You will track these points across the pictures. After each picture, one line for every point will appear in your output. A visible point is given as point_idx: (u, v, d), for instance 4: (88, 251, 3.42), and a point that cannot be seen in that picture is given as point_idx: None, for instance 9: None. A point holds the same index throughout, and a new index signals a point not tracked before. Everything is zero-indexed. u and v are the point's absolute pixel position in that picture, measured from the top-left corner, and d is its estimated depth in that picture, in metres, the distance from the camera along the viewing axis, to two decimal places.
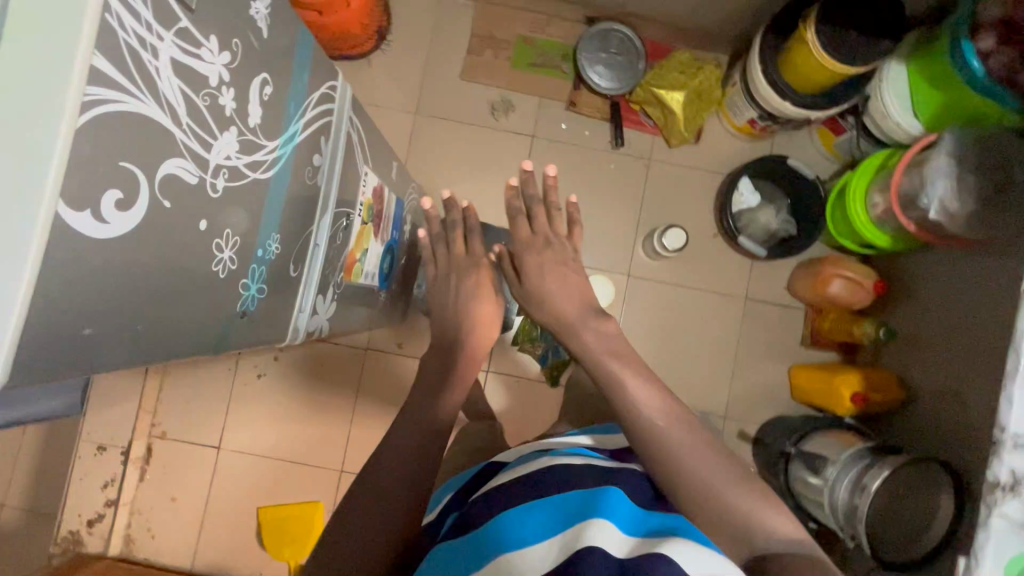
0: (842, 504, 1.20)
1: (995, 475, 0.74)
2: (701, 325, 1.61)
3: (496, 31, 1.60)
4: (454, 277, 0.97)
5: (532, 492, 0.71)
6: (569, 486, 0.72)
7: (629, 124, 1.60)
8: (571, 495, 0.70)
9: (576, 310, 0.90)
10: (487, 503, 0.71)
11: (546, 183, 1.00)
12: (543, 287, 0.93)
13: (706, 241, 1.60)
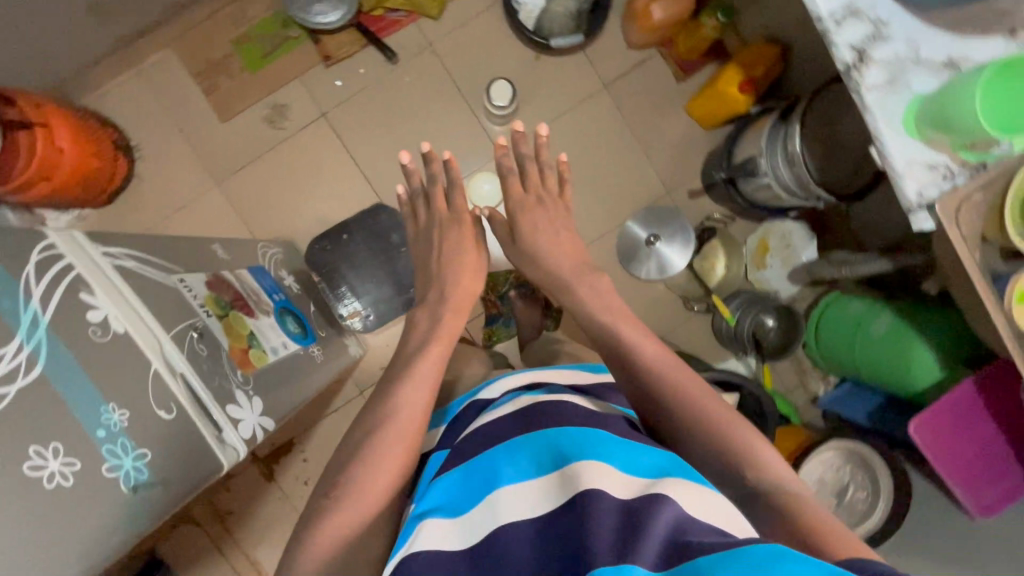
0: (789, 182, 1.21)
1: (841, 58, 0.73)
2: (591, 139, 1.55)
3: (209, 54, 1.46)
4: (436, 233, 0.99)
5: (521, 423, 0.63)
6: (568, 411, 0.64)
7: (386, 31, 1.48)
8: (567, 420, 0.62)
9: (570, 267, 0.89)
10: (470, 444, 0.64)
11: (537, 142, 0.98)
12: (533, 244, 0.93)
13: (535, 70, 1.52)
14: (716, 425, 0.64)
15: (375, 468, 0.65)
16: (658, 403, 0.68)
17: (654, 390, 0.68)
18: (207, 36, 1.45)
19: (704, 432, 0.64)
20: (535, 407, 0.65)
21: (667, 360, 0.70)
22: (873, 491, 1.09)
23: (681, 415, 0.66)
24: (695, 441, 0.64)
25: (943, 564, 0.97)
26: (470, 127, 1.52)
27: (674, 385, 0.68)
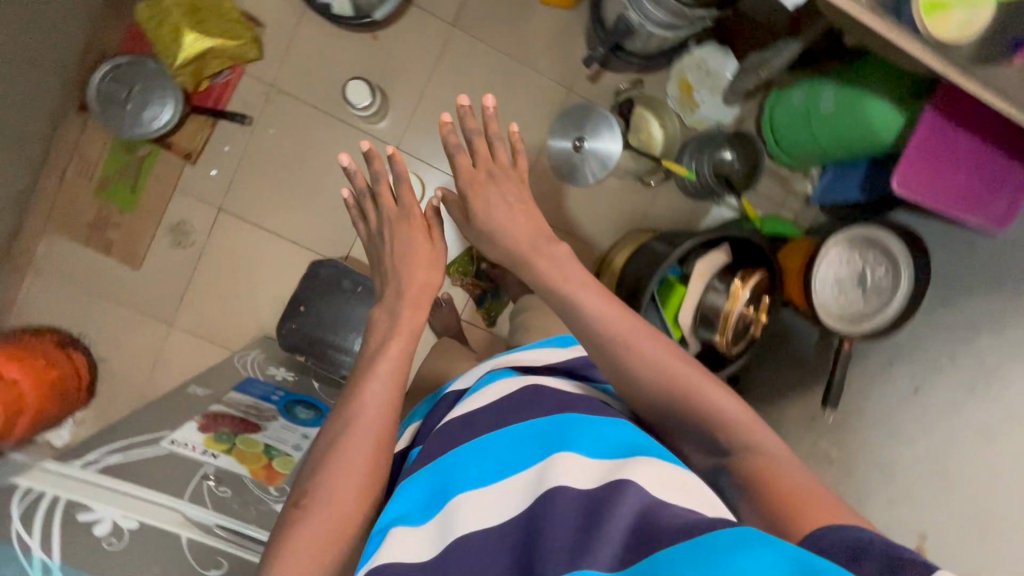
0: (668, 23, 1.14)
1: None
2: (473, 82, 1.46)
3: (85, 216, 1.40)
4: (388, 231, 0.91)
5: (492, 420, 0.67)
6: (539, 400, 0.68)
7: (224, 98, 1.39)
8: (540, 411, 0.66)
9: (527, 239, 0.79)
10: (438, 445, 0.68)
11: (485, 114, 0.86)
12: (487, 224, 0.83)
13: (382, 49, 1.42)
14: (686, 395, 0.65)
15: (345, 465, 0.67)
16: (629, 378, 0.67)
17: (625, 365, 0.68)
18: (71, 201, 1.39)
19: (674, 403, 0.65)
20: (509, 401, 0.69)
21: (636, 330, 0.68)
22: (892, 274, 1.01)
23: (651, 387, 0.66)
24: (667, 409, 0.66)
25: (993, 289, 0.94)
26: (356, 139, 1.44)
27: (643, 355, 0.67)
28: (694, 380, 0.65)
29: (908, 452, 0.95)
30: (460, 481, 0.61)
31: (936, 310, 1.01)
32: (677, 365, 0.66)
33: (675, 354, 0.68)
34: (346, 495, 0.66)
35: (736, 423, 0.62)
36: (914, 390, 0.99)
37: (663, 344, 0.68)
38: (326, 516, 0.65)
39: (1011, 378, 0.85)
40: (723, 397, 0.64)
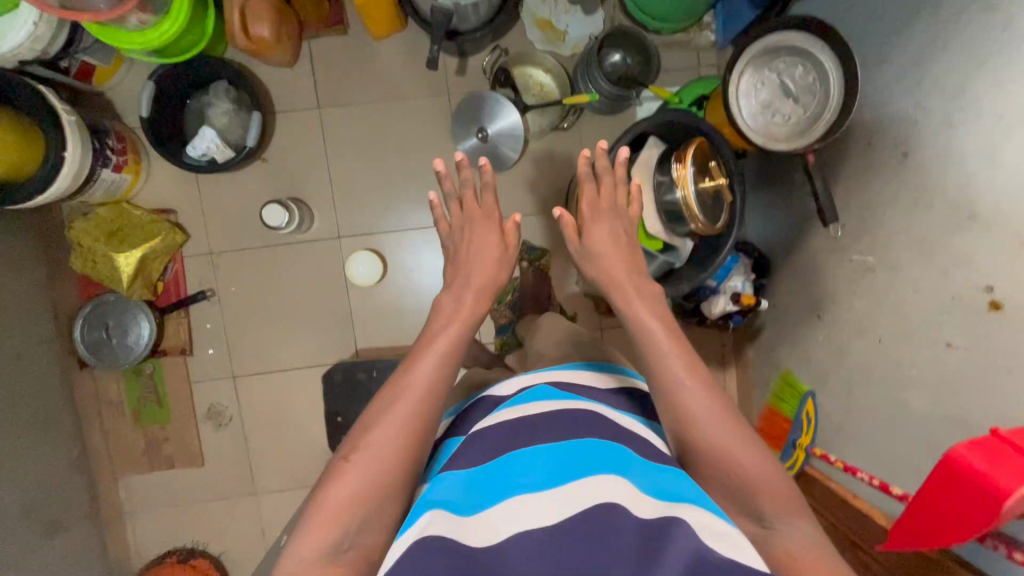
0: None
1: None
2: (367, 143, 1.49)
3: (140, 447, 1.51)
4: (467, 231, 0.96)
5: (551, 429, 0.71)
6: (597, 421, 0.73)
7: (181, 288, 1.48)
8: (597, 431, 0.71)
9: (626, 272, 0.85)
10: (488, 449, 0.71)
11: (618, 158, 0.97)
12: (592, 255, 0.89)
13: (276, 166, 1.48)
14: (740, 478, 0.66)
15: (384, 435, 0.68)
16: (688, 446, 0.69)
17: (687, 409, 0.69)
18: (124, 443, 1.51)
19: (721, 472, 0.67)
20: (572, 414, 0.73)
21: (700, 389, 0.70)
22: (822, 82, 0.92)
23: (702, 451, 0.68)
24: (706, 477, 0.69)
25: (916, 16, 0.85)
26: (305, 252, 1.51)
27: (704, 423, 0.68)
28: (748, 457, 0.66)
29: (932, 214, 0.86)
30: (516, 486, 0.65)
31: (880, 67, 0.94)
32: (735, 433, 0.67)
33: (737, 425, 0.68)
34: (383, 460, 0.67)
35: (777, 498, 0.64)
36: (903, 155, 0.91)
37: (725, 411, 0.69)
38: (361, 475, 0.66)
39: (978, 86, 0.76)
40: (773, 480, 0.65)
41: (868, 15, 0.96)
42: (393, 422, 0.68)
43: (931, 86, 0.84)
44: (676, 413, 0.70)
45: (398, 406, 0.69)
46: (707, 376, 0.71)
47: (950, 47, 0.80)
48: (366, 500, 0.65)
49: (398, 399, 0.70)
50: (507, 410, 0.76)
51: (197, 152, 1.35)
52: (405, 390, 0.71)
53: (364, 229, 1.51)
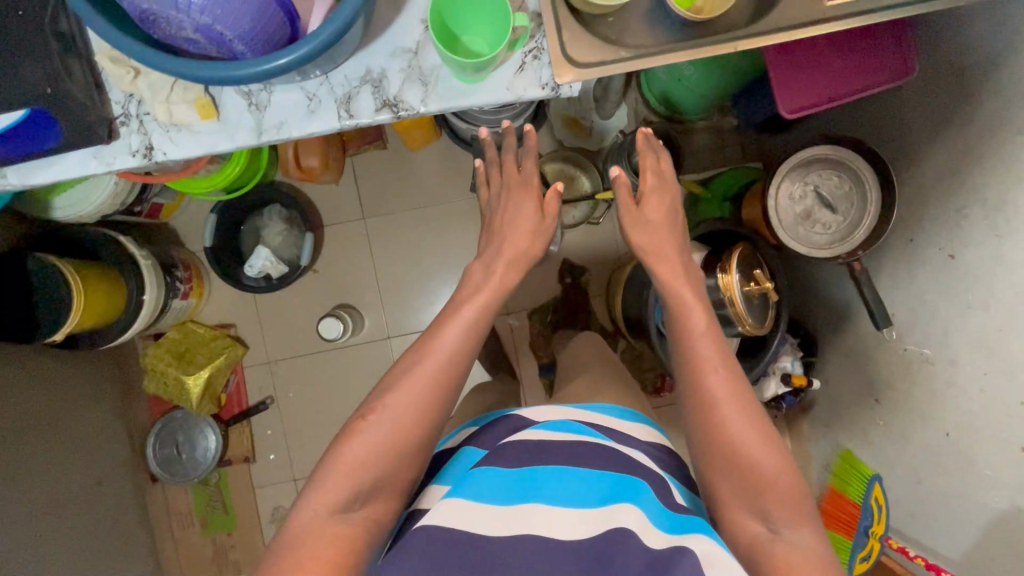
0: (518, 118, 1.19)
1: (384, 105, 0.68)
2: (411, 246, 1.57)
3: (208, 555, 1.55)
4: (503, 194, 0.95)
5: (570, 454, 0.74)
6: (612, 455, 0.76)
7: (243, 398, 1.54)
8: (613, 463, 0.74)
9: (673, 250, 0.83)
10: (510, 460, 0.73)
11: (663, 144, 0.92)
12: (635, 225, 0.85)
13: (327, 275, 1.55)
14: (756, 476, 0.66)
15: (402, 404, 0.70)
16: (708, 440, 0.69)
17: (713, 405, 0.70)
18: (192, 552, 1.54)
19: (736, 479, 0.67)
20: (591, 445, 0.76)
21: (730, 394, 0.70)
22: (857, 188, 0.96)
23: (716, 458, 0.69)
24: (719, 482, 0.69)
25: (946, 127, 0.88)
26: (358, 354, 1.57)
27: (725, 429, 0.69)
28: (764, 463, 0.67)
29: (989, 317, 0.86)
30: (530, 495, 0.68)
31: (913, 171, 0.96)
32: (755, 441, 0.68)
33: (758, 431, 0.68)
34: (397, 428, 0.69)
35: (780, 504, 0.65)
36: (949, 256, 0.92)
37: (749, 418, 0.69)
38: (374, 439, 0.69)
39: (1021, 204, 0.78)
40: (783, 489, 0.66)
41: (894, 120, 0.99)
42: (415, 384, 0.71)
43: (969, 195, 0.86)
44: (701, 415, 0.70)
45: (420, 373, 0.72)
46: (733, 374, 0.71)
47: (986, 164, 0.82)
48: (374, 464, 0.68)
49: (418, 368, 0.72)
50: (534, 430, 0.79)
51: (252, 271, 1.41)
52: (424, 359, 0.73)
53: (412, 328, 1.57)
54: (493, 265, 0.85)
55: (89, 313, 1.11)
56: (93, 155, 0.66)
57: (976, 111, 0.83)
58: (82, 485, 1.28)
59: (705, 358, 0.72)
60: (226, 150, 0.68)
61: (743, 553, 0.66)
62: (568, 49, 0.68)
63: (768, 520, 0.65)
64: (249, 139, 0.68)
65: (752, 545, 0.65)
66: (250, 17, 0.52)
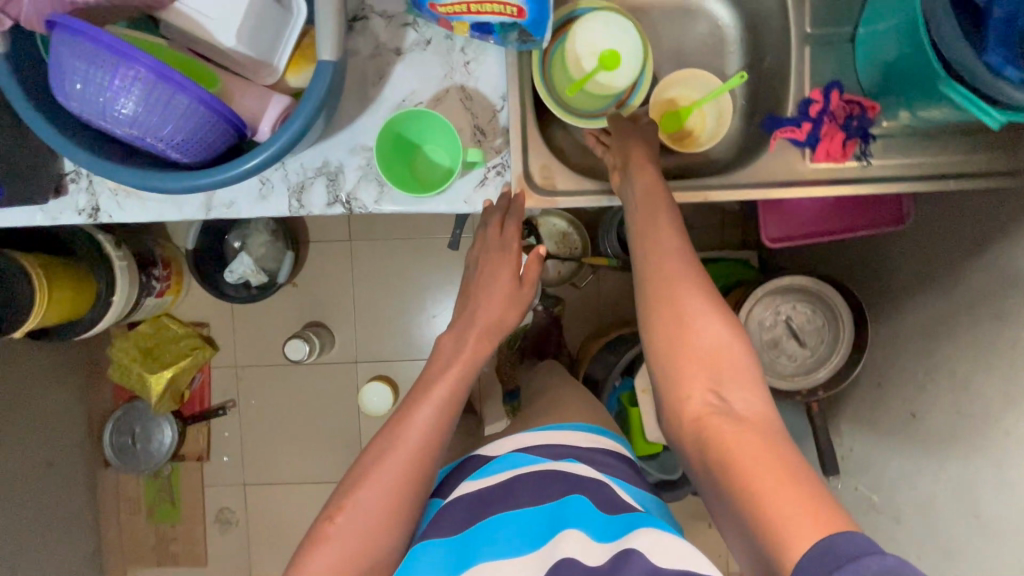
0: None
1: (336, 199, 0.66)
2: (393, 275, 1.55)
3: (148, 543, 1.57)
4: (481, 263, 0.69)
5: (512, 493, 0.62)
6: (552, 475, 0.63)
7: (206, 399, 1.56)
8: (555, 484, 0.62)
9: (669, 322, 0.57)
10: (452, 519, 0.61)
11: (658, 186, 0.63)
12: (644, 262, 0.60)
13: (305, 291, 1.54)
14: (708, 357, 0.55)
15: (366, 509, 0.58)
16: (657, 331, 0.57)
17: (664, 292, 0.57)
18: (134, 537, 1.57)
19: (690, 366, 0.55)
20: (527, 476, 0.63)
21: (680, 276, 0.58)
22: (830, 325, 0.94)
23: (666, 335, 0.57)
24: (666, 362, 0.56)
25: (929, 284, 0.84)
26: (322, 373, 1.56)
27: (678, 300, 0.57)
28: (717, 341, 0.55)
29: (938, 490, 0.82)
30: (475, 554, 0.57)
31: (893, 317, 0.92)
32: (711, 314, 0.56)
33: (712, 307, 0.57)
34: (363, 537, 0.57)
35: (733, 377, 0.54)
36: (910, 414, 0.88)
37: (704, 289, 0.57)
38: (337, 558, 0.56)
39: (985, 389, 0.74)
40: (737, 362, 0.55)
41: (884, 258, 0.95)
42: (381, 480, 0.58)
43: (940, 362, 0.82)
44: (651, 286, 0.58)
45: (386, 466, 0.59)
46: (688, 248, 0.60)
47: (961, 336, 0.78)
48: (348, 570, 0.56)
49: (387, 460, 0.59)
50: (472, 480, 0.66)
51: (235, 277, 1.40)
52: (390, 452, 0.59)
53: (380, 356, 1.56)
54: (465, 335, 0.65)
55: (51, 316, 1.10)
56: (38, 208, 0.65)
57: (962, 279, 0.78)
58: (37, 465, 1.29)
59: (662, 228, 0.60)
60: (173, 220, 0.68)
61: (688, 441, 0.53)
62: (534, 176, 0.67)
63: (719, 389, 0.54)
64: (197, 213, 0.67)
65: (697, 423, 0.53)
66: (183, 130, 0.50)
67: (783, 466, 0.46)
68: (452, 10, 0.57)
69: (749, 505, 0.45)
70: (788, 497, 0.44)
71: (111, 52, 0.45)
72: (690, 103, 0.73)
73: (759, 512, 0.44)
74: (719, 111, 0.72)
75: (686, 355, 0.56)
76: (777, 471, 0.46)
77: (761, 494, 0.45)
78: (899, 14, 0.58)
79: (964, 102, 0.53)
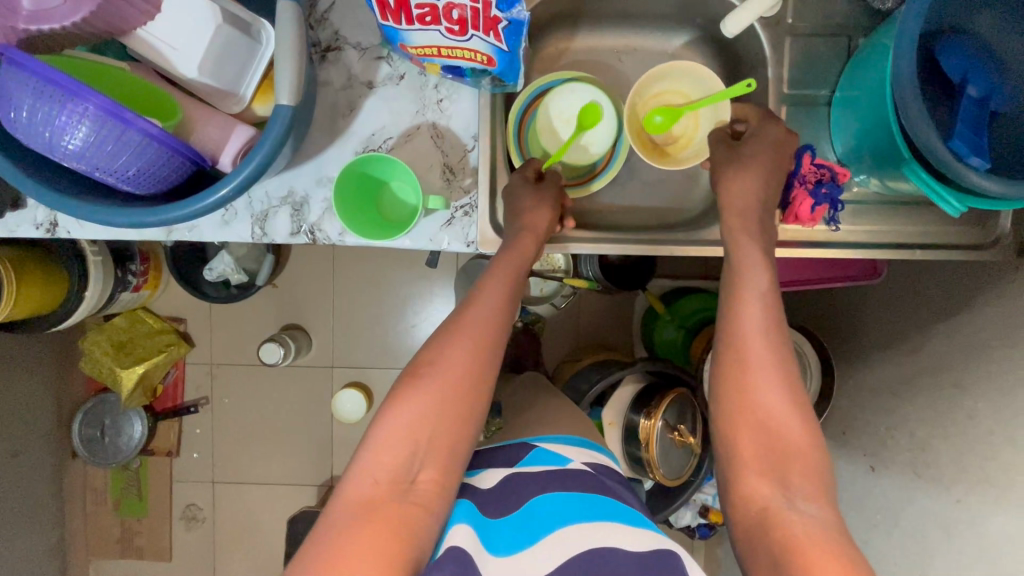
0: None
1: (304, 229, 0.65)
2: (375, 282, 1.50)
3: (114, 535, 1.55)
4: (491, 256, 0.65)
5: (539, 490, 0.59)
6: (572, 476, 0.61)
7: (179, 395, 1.53)
8: (580, 485, 0.60)
9: (744, 415, 0.55)
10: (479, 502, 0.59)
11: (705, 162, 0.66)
12: (732, 332, 0.58)
13: (285, 293, 1.50)
14: (782, 448, 0.53)
15: (397, 436, 0.52)
16: (735, 409, 0.56)
17: (754, 374, 0.56)
18: (99, 529, 1.55)
19: (763, 450, 0.53)
20: (547, 474, 0.61)
21: (770, 354, 0.57)
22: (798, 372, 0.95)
23: (742, 412, 0.55)
24: (733, 445, 0.55)
25: (897, 343, 0.84)
26: (295, 375, 1.53)
27: (757, 391, 0.55)
28: (795, 439, 0.53)
29: (889, 547, 0.82)
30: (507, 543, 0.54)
31: (861, 369, 0.92)
32: (789, 400, 0.55)
33: (792, 390, 0.55)
34: (447, 387, 0.55)
35: (804, 471, 0.51)
36: (870, 468, 0.87)
37: (786, 371, 0.56)
38: (421, 402, 0.54)
39: (943, 455, 0.74)
40: (813, 467, 0.52)
41: (857, 310, 0.94)
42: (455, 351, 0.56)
43: (901, 422, 0.81)
44: (737, 363, 0.57)
45: (421, 394, 0.54)
46: (778, 320, 0.58)
47: (923, 400, 0.78)
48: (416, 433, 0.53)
49: (422, 388, 0.54)
50: (485, 479, 0.63)
51: (213, 276, 1.31)
52: (450, 344, 0.57)
53: (354, 363, 1.52)
54: None
55: (18, 310, 1.06)
56: None
57: (926, 343, 0.79)
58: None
59: (760, 295, 0.59)
60: (136, 239, 0.67)
61: (745, 527, 0.51)
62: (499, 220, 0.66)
63: (785, 482, 0.51)
64: (160, 235, 0.66)
65: (762, 513, 0.50)
66: (133, 161, 0.50)
67: (849, 569, 0.43)
68: (422, 53, 0.56)
69: None
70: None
71: (59, 89, 0.45)
72: (684, 101, 0.70)
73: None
74: (717, 118, 0.68)
75: (765, 440, 0.54)
76: (841, 575, 0.43)
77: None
78: (876, 85, 0.57)
79: (923, 185, 0.54)
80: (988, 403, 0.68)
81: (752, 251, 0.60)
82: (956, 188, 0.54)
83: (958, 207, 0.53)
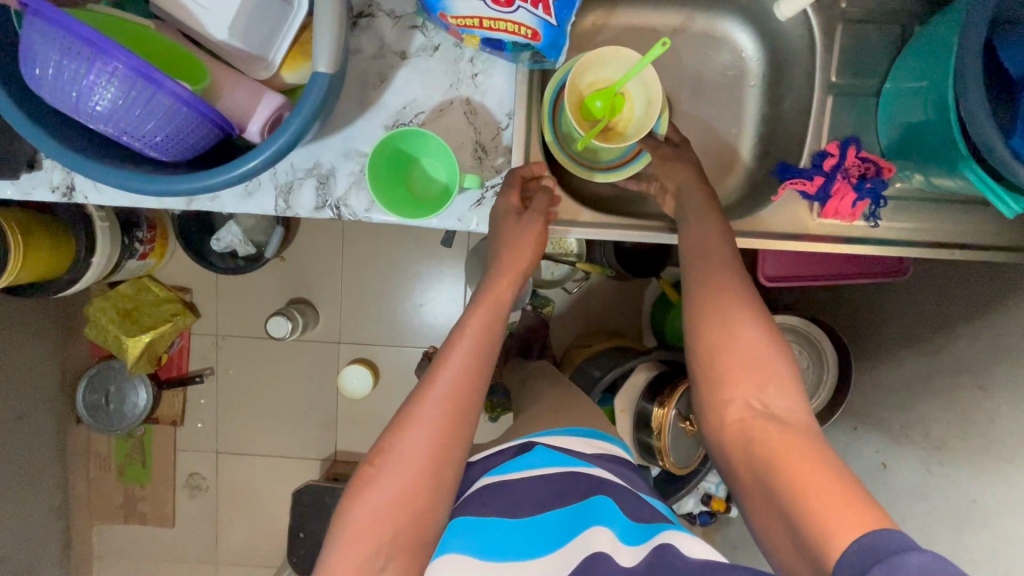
0: None
1: (326, 204, 0.63)
2: (384, 259, 1.48)
3: (118, 500, 1.56)
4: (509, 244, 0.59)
5: (533, 490, 0.57)
6: (572, 476, 0.59)
7: (185, 366, 1.53)
8: (565, 487, 0.58)
9: (710, 341, 0.54)
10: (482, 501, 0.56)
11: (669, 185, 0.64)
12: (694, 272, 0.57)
13: (293, 266, 1.48)
14: (753, 364, 0.52)
15: (353, 536, 0.50)
16: (700, 338, 0.54)
17: (717, 305, 0.54)
18: (103, 494, 1.56)
19: (735, 373, 0.52)
20: (552, 476, 0.59)
21: (731, 286, 0.55)
22: (815, 366, 0.94)
23: (712, 342, 0.54)
24: (707, 370, 0.54)
25: (919, 342, 0.83)
26: (301, 349, 1.52)
27: (720, 310, 0.54)
28: (762, 354, 0.52)
29: None
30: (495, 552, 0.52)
31: (878, 367, 0.91)
32: (757, 323, 0.53)
33: (754, 309, 0.54)
34: (416, 464, 0.52)
35: (777, 380, 0.51)
36: (881, 464, 0.87)
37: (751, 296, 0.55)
38: (390, 483, 0.51)
39: (960, 454, 0.74)
40: (784, 372, 0.52)
41: (879, 306, 0.94)
42: (424, 422, 0.53)
43: (917, 420, 0.81)
44: (700, 297, 0.55)
45: (372, 498, 0.51)
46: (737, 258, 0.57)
47: (943, 399, 0.78)
48: (384, 521, 0.50)
49: (387, 469, 0.51)
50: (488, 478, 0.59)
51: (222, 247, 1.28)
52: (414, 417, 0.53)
53: (360, 339, 1.51)
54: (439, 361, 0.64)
55: (23, 277, 1.03)
56: (10, 180, 0.62)
57: (951, 344, 0.78)
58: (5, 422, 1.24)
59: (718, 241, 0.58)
60: (153, 206, 0.65)
61: (728, 443, 0.52)
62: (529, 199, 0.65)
63: (762, 395, 0.51)
64: (178, 204, 0.64)
65: (742, 428, 0.51)
66: (163, 128, 0.48)
67: (832, 474, 0.45)
68: (462, 23, 0.53)
69: (799, 513, 0.44)
70: (839, 509, 0.42)
71: (86, 45, 0.43)
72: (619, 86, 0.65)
73: (805, 513, 0.43)
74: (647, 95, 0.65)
75: (732, 359, 0.53)
76: (823, 482, 0.44)
77: (806, 498, 0.44)
78: (931, 77, 0.55)
79: (978, 184, 0.52)
80: (1010, 407, 0.68)
81: (712, 219, 0.59)
82: (1009, 188, 0.52)
83: (1014, 208, 0.51)
